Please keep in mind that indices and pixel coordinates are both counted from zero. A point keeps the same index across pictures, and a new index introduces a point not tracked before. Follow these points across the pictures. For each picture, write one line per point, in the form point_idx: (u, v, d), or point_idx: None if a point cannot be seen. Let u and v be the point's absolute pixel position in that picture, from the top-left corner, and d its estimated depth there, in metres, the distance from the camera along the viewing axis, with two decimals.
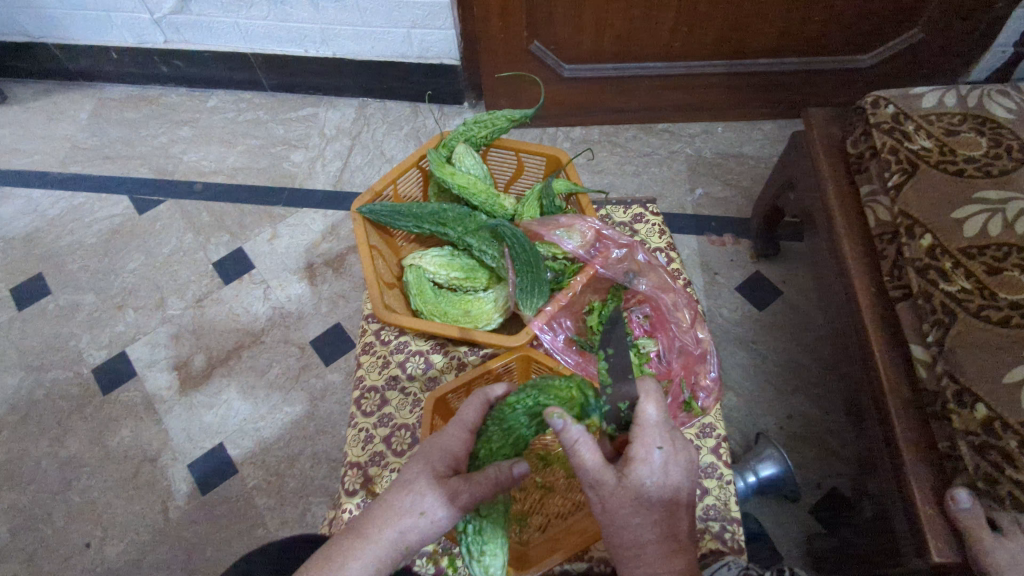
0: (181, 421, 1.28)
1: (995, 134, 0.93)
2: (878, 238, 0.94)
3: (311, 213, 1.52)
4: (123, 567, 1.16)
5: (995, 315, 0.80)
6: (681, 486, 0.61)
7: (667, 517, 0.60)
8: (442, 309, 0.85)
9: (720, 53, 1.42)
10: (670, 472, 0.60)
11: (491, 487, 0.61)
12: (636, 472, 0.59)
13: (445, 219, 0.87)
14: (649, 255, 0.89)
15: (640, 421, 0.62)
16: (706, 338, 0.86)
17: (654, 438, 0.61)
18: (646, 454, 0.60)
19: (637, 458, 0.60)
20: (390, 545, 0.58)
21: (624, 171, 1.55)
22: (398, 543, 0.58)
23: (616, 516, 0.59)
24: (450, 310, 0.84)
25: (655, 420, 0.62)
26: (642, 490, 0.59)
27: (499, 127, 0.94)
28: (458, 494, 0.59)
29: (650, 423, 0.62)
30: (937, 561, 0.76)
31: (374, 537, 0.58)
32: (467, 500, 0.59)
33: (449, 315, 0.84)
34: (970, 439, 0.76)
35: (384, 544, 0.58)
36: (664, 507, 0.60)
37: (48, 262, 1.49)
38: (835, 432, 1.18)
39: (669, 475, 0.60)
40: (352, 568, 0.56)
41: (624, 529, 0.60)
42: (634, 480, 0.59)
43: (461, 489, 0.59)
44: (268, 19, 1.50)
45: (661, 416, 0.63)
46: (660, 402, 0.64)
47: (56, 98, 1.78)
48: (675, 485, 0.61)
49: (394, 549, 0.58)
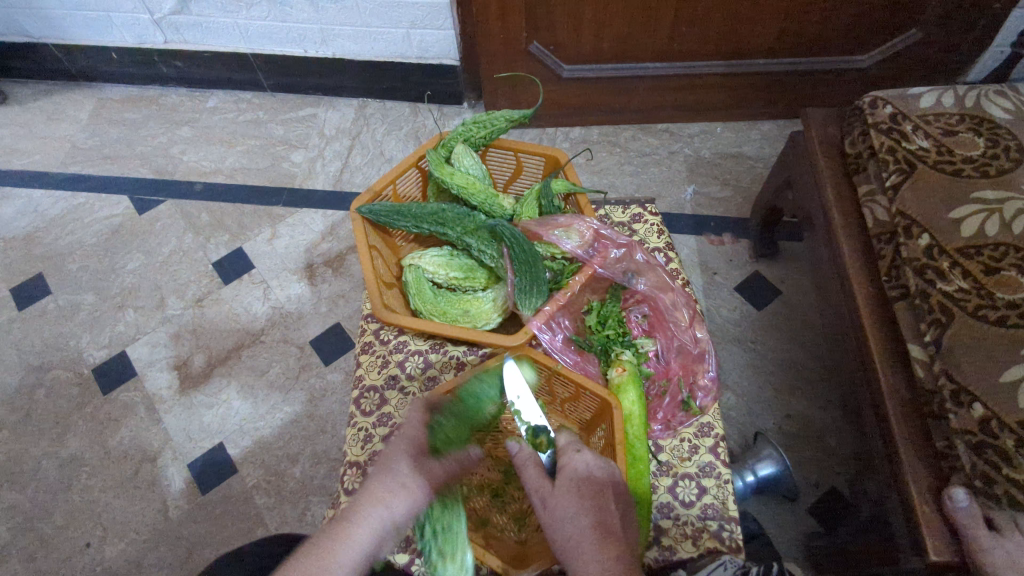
0: (181, 421, 1.28)
1: (993, 134, 0.94)
2: (877, 238, 0.94)
3: (311, 213, 1.52)
4: (123, 566, 1.16)
5: (993, 315, 0.81)
6: (606, 480, 0.64)
7: (597, 506, 0.61)
8: (442, 310, 0.85)
9: (719, 54, 1.43)
10: (592, 468, 0.65)
11: (457, 465, 0.70)
12: (566, 471, 0.65)
13: (445, 219, 0.87)
14: (649, 254, 0.89)
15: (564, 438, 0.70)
16: (705, 338, 0.88)
17: (572, 445, 0.68)
18: (570, 457, 0.67)
19: (564, 462, 0.66)
20: (378, 527, 0.62)
21: (624, 171, 1.55)
22: (386, 525, 0.62)
23: (555, 511, 0.61)
24: (451, 310, 0.85)
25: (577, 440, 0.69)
26: (572, 484, 0.63)
27: (499, 127, 0.94)
28: (436, 472, 0.67)
29: (568, 439, 0.70)
30: (935, 560, 0.75)
31: (362, 524, 0.61)
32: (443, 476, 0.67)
33: (449, 314, 0.85)
34: (968, 438, 0.76)
35: (371, 528, 0.61)
36: (592, 499, 0.62)
37: (48, 262, 1.49)
38: (834, 432, 1.19)
39: (592, 471, 0.64)
40: (344, 551, 0.59)
41: (561, 526, 0.60)
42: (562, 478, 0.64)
43: (436, 466, 0.67)
44: (268, 20, 1.50)
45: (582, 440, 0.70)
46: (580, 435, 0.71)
47: (57, 99, 1.78)
48: (601, 481, 0.64)
49: (385, 532, 0.62)
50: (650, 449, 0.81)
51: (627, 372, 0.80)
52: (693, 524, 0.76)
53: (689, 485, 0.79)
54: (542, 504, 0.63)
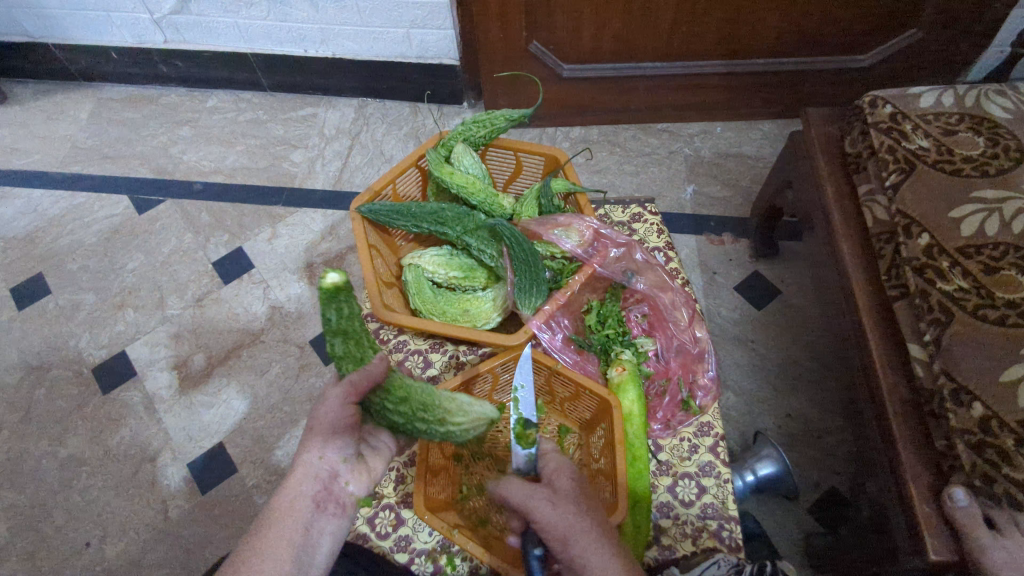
0: (181, 420, 1.28)
1: (993, 134, 0.94)
2: (876, 238, 0.94)
3: (311, 213, 1.52)
4: (123, 566, 1.16)
5: (992, 314, 0.81)
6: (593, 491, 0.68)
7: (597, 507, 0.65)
8: (328, 320, 0.65)
9: (719, 54, 1.43)
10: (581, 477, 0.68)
11: (359, 380, 0.65)
12: (558, 477, 0.67)
13: (445, 219, 0.87)
14: (648, 253, 0.89)
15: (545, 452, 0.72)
16: (705, 337, 0.88)
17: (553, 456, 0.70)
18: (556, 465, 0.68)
19: (551, 469, 0.68)
20: (308, 465, 0.64)
21: (624, 170, 1.55)
22: (316, 463, 0.65)
23: (559, 511, 0.62)
24: (335, 322, 0.66)
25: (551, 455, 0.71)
26: (570, 486, 0.65)
27: (499, 127, 0.94)
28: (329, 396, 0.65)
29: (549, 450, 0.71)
30: (934, 560, 0.75)
31: (294, 471, 0.64)
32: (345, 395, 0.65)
33: (337, 328, 0.66)
34: (968, 438, 0.76)
35: (304, 472, 0.64)
36: (592, 502, 0.65)
37: (48, 261, 1.49)
38: (834, 431, 1.19)
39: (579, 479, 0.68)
40: (287, 498, 0.63)
41: (568, 525, 0.61)
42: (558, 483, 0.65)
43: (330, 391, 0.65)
44: (268, 20, 1.50)
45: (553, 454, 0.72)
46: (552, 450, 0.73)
47: (57, 98, 1.78)
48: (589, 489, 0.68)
49: (319, 471, 0.64)
50: (650, 448, 0.81)
51: (627, 371, 0.80)
52: (693, 523, 0.76)
53: (689, 485, 0.79)
54: (545, 507, 0.62)
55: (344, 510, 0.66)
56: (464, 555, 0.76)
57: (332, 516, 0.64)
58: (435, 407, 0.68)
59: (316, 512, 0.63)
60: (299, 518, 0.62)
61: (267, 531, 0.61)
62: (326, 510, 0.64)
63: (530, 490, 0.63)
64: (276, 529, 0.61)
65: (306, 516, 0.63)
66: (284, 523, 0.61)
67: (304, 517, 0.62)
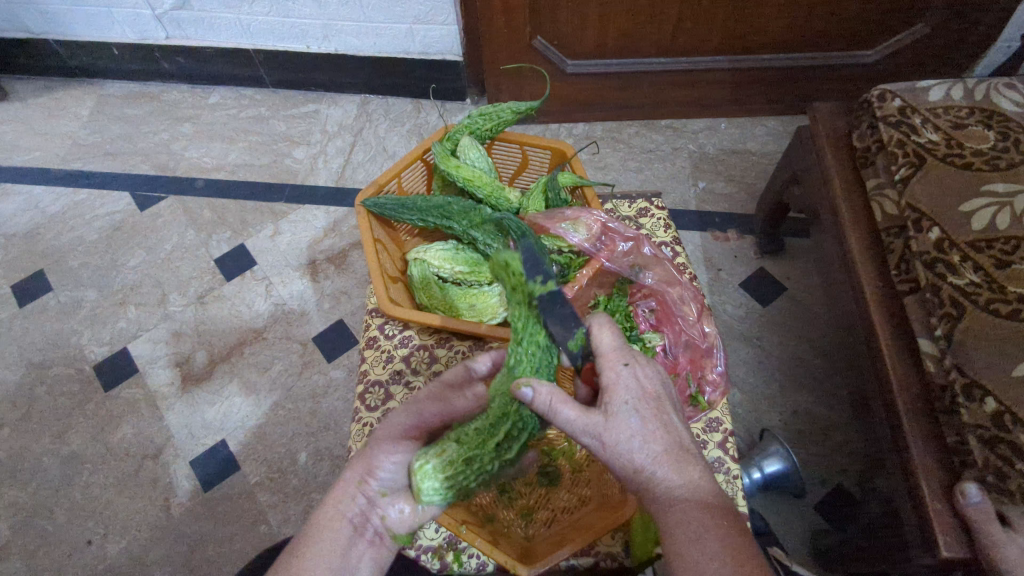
0: (183, 417, 1.28)
1: (1003, 127, 0.93)
2: (885, 233, 0.94)
3: (313, 210, 1.51)
4: (124, 564, 1.15)
5: (1005, 309, 0.80)
6: (659, 392, 0.62)
7: (664, 426, 0.60)
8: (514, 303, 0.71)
9: (722, 49, 1.42)
10: (641, 383, 0.62)
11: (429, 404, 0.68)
12: (612, 399, 0.61)
13: (450, 212, 0.86)
14: (655, 248, 0.87)
15: (599, 347, 0.65)
16: (713, 332, 0.85)
17: (617, 358, 0.63)
18: (617, 378, 0.62)
19: (609, 385, 0.62)
20: (351, 488, 0.64)
21: (627, 166, 1.55)
22: (356, 487, 0.64)
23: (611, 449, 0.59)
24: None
25: (607, 352, 0.64)
26: (627, 405, 0.60)
27: (506, 119, 0.94)
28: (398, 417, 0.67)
29: (603, 357, 0.64)
30: (946, 557, 0.74)
31: (338, 489, 0.64)
32: (410, 426, 0.67)
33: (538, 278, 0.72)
34: (980, 433, 0.75)
35: (347, 489, 0.64)
36: (655, 420, 0.60)
37: (48, 258, 1.48)
38: (840, 428, 1.18)
39: (643, 386, 0.62)
40: (329, 514, 0.63)
41: (621, 462, 0.59)
42: (613, 405, 0.60)
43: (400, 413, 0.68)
44: (270, 15, 1.49)
45: (612, 346, 0.64)
46: (615, 330, 0.66)
47: (58, 95, 1.78)
48: (652, 393, 0.62)
49: (358, 495, 0.64)
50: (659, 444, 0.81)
51: None
52: None
53: None
54: (592, 441, 0.60)
55: (381, 539, 0.65)
56: (470, 553, 0.75)
57: (368, 543, 0.64)
58: (471, 425, 0.66)
59: (352, 535, 0.63)
60: (337, 538, 0.62)
61: (309, 547, 0.60)
62: (363, 536, 0.64)
63: (583, 421, 0.60)
64: (313, 544, 0.61)
65: (343, 537, 0.62)
66: (322, 540, 0.61)
67: (343, 537, 0.62)
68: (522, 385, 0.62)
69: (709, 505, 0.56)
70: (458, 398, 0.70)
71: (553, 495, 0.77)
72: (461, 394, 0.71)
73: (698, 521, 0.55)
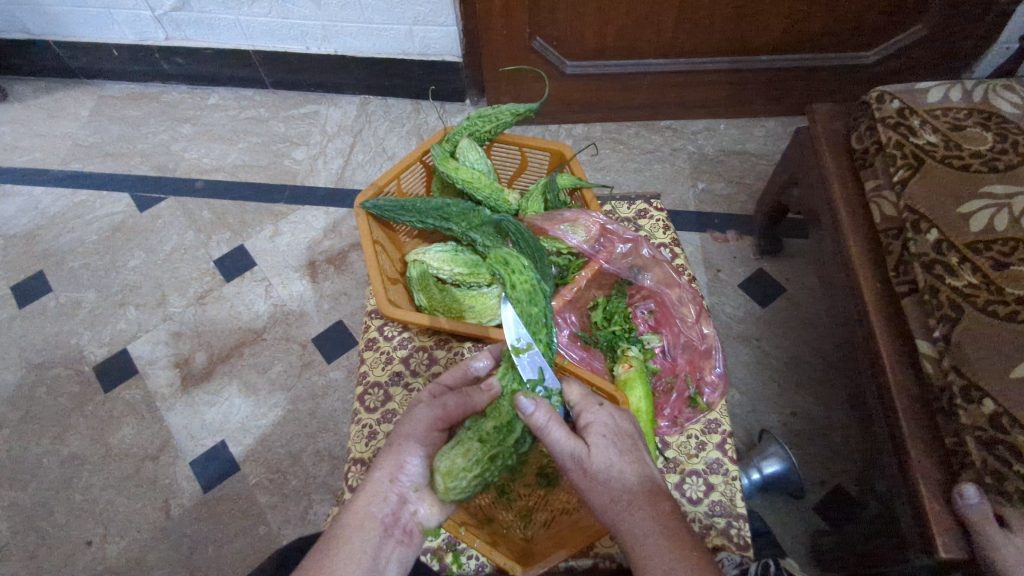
0: (182, 417, 1.28)
1: (1001, 129, 0.93)
2: (884, 234, 0.93)
3: (312, 211, 1.51)
4: (124, 565, 1.15)
5: (1003, 311, 0.80)
6: (632, 428, 0.65)
7: (638, 460, 0.62)
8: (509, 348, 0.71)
9: (722, 51, 1.43)
10: (616, 420, 0.64)
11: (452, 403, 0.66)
12: (590, 434, 0.62)
13: (448, 214, 0.84)
14: (654, 250, 0.87)
15: (571, 395, 0.67)
16: (712, 334, 0.85)
17: (593, 400, 0.66)
18: (593, 418, 0.64)
19: (586, 423, 0.64)
20: (379, 487, 0.62)
21: (626, 167, 1.55)
22: (386, 485, 0.63)
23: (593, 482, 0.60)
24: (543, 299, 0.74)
25: (583, 395, 0.67)
26: (605, 438, 0.62)
27: (504, 121, 0.94)
28: (423, 413, 0.66)
29: (580, 398, 0.66)
30: (943, 558, 0.74)
31: (366, 490, 0.63)
32: (435, 421, 0.66)
33: (513, 295, 0.72)
34: (977, 435, 0.75)
35: (376, 488, 0.62)
36: (631, 454, 0.62)
37: (48, 259, 1.48)
38: (839, 429, 1.18)
39: (619, 423, 0.64)
40: (356, 517, 0.61)
41: (606, 491, 0.59)
42: (593, 437, 0.62)
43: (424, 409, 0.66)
44: (270, 16, 1.49)
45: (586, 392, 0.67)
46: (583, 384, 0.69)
47: (57, 96, 1.78)
48: (627, 430, 0.64)
49: (389, 492, 0.63)
50: (658, 445, 0.81)
51: (634, 368, 0.79)
52: (700, 521, 0.76)
53: (696, 482, 0.78)
54: (575, 468, 0.61)
55: (411, 537, 0.63)
56: (469, 554, 0.75)
57: (398, 543, 0.62)
58: (486, 422, 0.66)
59: (384, 536, 0.61)
60: (369, 538, 0.60)
61: (341, 548, 0.58)
62: (393, 536, 0.62)
63: (568, 449, 0.61)
64: (345, 546, 0.59)
65: (375, 538, 0.60)
66: (353, 542, 0.59)
67: (374, 537, 0.60)
68: (525, 398, 0.62)
69: (679, 541, 0.56)
70: (475, 393, 0.68)
71: (552, 495, 0.76)
72: (478, 389, 0.68)
73: (668, 555, 0.55)
